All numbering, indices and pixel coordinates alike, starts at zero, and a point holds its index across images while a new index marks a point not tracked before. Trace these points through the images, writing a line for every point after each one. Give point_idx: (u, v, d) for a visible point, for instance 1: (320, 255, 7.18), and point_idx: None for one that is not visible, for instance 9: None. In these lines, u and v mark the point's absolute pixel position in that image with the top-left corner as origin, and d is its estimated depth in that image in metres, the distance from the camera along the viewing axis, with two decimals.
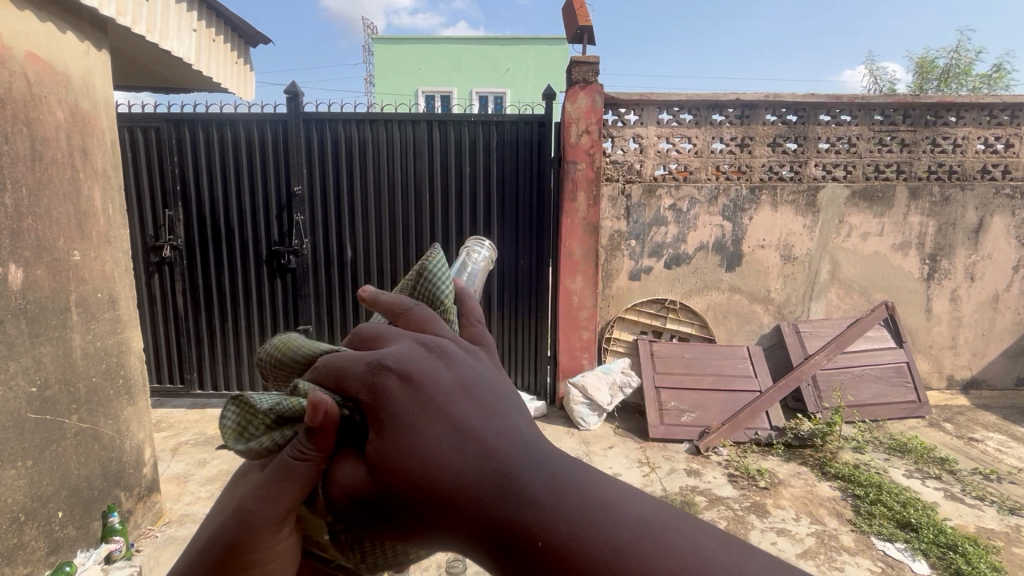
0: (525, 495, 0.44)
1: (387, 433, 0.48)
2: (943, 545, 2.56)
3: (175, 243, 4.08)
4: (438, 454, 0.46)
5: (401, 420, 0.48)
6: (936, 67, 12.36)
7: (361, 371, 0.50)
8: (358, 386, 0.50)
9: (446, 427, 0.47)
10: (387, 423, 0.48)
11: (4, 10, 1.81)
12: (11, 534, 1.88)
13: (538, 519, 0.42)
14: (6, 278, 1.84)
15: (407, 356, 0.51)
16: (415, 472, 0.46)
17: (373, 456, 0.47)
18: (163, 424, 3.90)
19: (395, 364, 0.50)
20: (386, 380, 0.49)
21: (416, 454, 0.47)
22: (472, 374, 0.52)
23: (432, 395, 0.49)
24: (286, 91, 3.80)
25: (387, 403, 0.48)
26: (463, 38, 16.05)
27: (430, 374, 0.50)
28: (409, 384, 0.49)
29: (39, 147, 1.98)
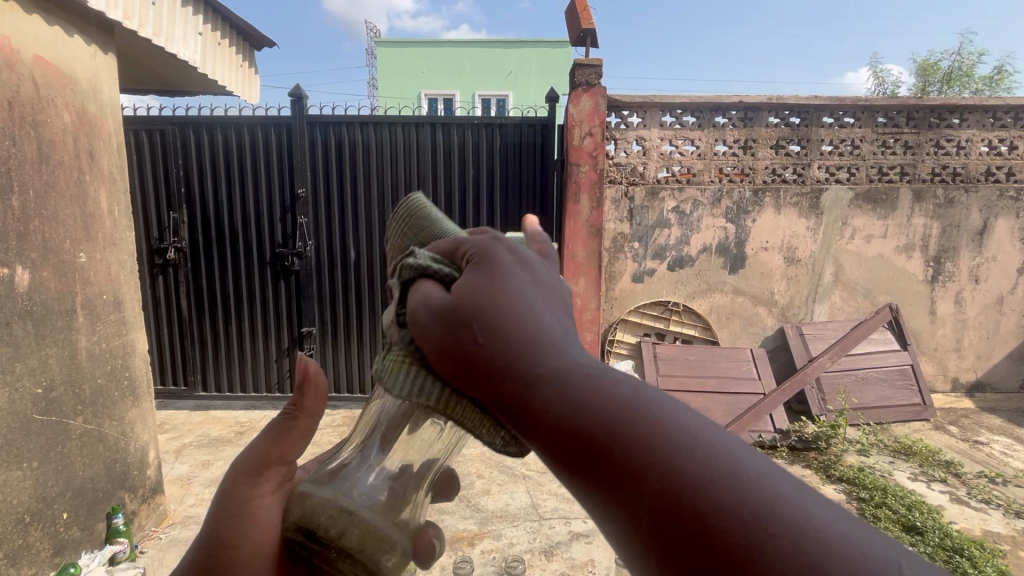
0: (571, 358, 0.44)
1: (476, 269, 0.52)
2: (949, 549, 2.54)
3: (180, 245, 4.09)
4: (514, 306, 0.48)
5: (501, 274, 0.51)
6: (938, 69, 12.35)
7: (482, 241, 0.56)
8: (473, 254, 0.54)
9: (532, 299, 0.49)
10: (488, 273, 0.51)
11: (13, 13, 1.83)
12: (17, 535, 1.88)
13: (569, 368, 0.43)
14: (13, 280, 1.85)
15: (518, 249, 0.55)
16: (481, 297, 0.48)
17: (462, 288, 0.50)
18: (167, 426, 3.91)
19: (497, 245, 0.55)
20: (497, 252, 0.54)
21: (495, 294, 0.49)
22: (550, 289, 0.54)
23: (529, 276, 0.52)
24: (291, 94, 3.83)
25: (482, 260, 0.53)
26: (465, 41, 16.12)
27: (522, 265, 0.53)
28: (515, 265, 0.52)
29: (47, 149, 1.99)
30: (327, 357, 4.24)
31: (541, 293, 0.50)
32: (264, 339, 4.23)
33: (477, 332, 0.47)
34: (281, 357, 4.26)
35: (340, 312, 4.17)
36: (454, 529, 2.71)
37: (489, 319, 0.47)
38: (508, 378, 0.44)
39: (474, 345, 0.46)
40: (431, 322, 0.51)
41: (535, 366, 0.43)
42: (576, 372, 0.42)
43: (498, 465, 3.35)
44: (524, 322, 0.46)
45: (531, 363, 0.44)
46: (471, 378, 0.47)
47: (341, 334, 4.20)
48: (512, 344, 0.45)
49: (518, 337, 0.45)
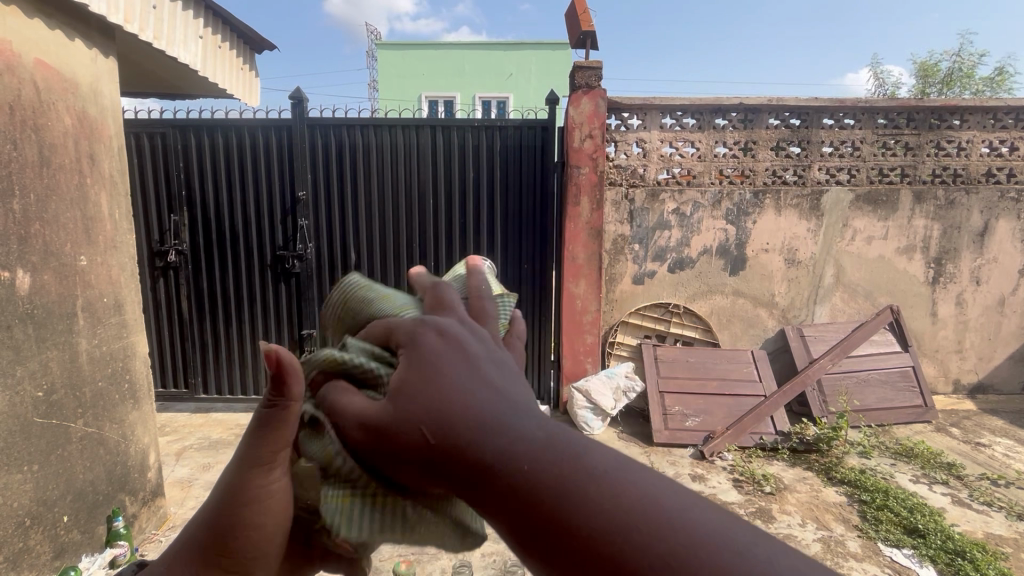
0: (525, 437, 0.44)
1: (411, 367, 0.49)
2: (951, 552, 2.53)
3: (180, 248, 4.10)
4: (456, 394, 0.46)
5: (435, 361, 0.49)
6: (938, 70, 12.34)
7: (412, 325, 0.54)
8: (407, 339, 0.52)
9: (472, 381, 0.48)
10: (418, 366, 0.49)
11: (14, 18, 1.83)
12: (17, 539, 1.88)
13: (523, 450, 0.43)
14: (14, 283, 1.85)
15: (449, 324, 0.53)
16: (429, 400, 0.46)
17: (398, 386, 0.48)
18: (168, 428, 3.91)
19: (434, 323, 0.53)
20: (425, 337, 0.52)
21: (431, 385, 0.47)
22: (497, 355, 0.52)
23: (465, 351, 0.50)
24: (292, 96, 3.83)
25: (419, 351, 0.51)
26: (466, 43, 16.14)
27: (462, 338, 0.52)
28: (449, 345, 0.51)
29: (47, 153, 2.00)
30: None
31: (483, 367, 0.49)
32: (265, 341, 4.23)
33: (424, 433, 0.45)
34: None
35: None
36: None
37: (433, 416, 0.46)
38: (459, 473, 0.44)
39: (424, 445, 0.46)
40: (374, 423, 0.50)
41: (484, 456, 0.43)
42: (521, 457, 0.42)
43: None
44: (465, 411, 0.45)
45: (479, 452, 0.43)
46: (428, 475, 0.47)
47: None
48: (460, 438, 0.44)
49: (463, 430, 0.44)
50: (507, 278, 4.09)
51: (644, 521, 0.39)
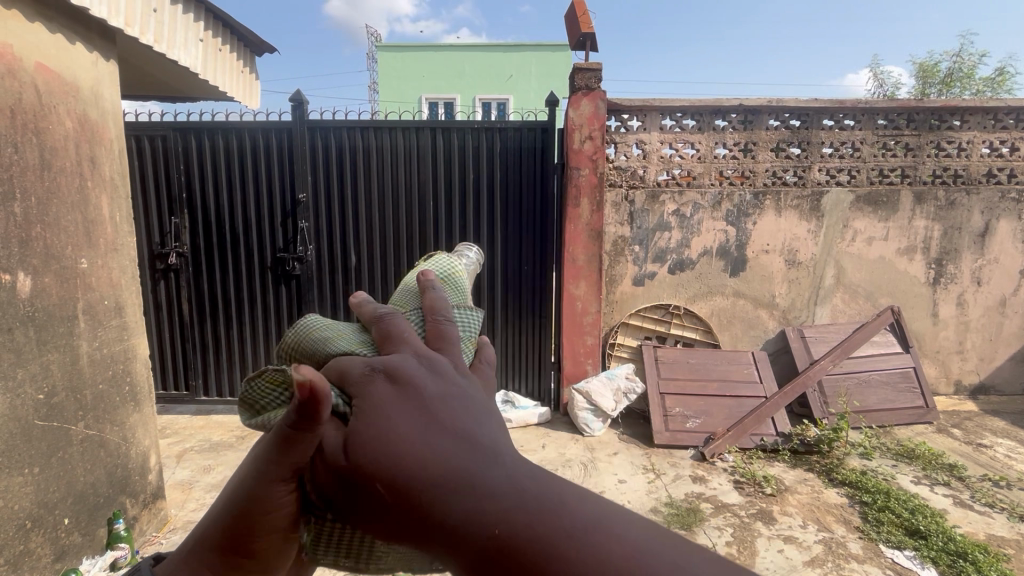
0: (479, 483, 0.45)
1: (364, 415, 0.51)
2: (953, 553, 2.52)
3: (181, 250, 4.11)
4: (411, 444, 0.48)
5: (388, 412, 0.51)
6: (938, 71, 12.34)
7: (364, 368, 0.55)
8: (359, 384, 0.54)
9: (421, 430, 0.49)
10: (370, 413, 0.51)
11: (16, 22, 1.84)
12: (18, 541, 1.88)
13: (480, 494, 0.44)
14: (16, 286, 1.86)
15: (404, 366, 0.55)
16: (383, 451, 0.48)
17: (353, 436, 0.50)
18: (168, 431, 3.92)
19: (383, 368, 0.54)
20: (376, 385, 0.53)
21: (385, 435, 0.49)
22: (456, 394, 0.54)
23: (418, 395, 0.52)
24: (292, 99, 3.84)
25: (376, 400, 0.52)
26: (466, 45, 16.17)
27: (417, 380, 0.54)
28: (401, 391, 0.52)
29: (48, 156, 2.00)
30: None
31: (436, 412, 0.50)
32: (265, 344, 4.24)
33: (380, 485, 0.47)
34: None
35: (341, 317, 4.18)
36: None
37: (389, 469, 0.47)
38: (418, 521, 0.45)
39: (382, 498, 0.46)
40: (333, 472, 0.51)
41: (439, 502, 0.44)
42: (474, 505, 0.43)
43: None
44: (419, 462, 0.47)
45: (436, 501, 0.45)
46: (388, 528, 0.47)
47: None
48: (409, 488, 0.46)
49: (413, 477, 0.46)
50: (507, 280, 4.09)
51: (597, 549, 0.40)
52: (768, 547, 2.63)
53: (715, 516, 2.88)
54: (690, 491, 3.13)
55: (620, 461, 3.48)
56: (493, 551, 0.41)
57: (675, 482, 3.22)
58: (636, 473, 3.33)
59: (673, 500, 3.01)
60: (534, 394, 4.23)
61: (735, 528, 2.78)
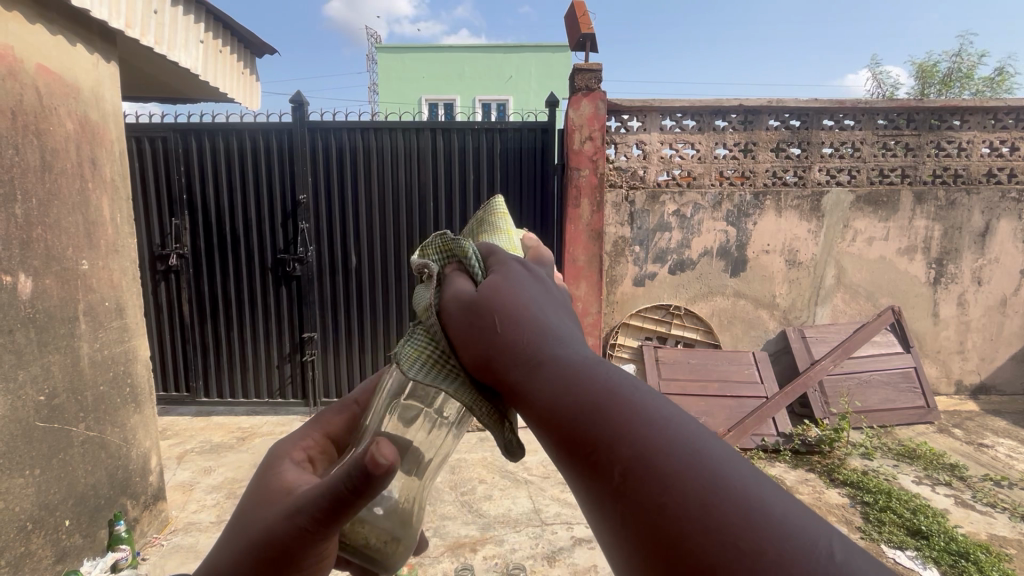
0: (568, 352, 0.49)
1: (501, 278, 0.57)
2: (954, 553, 2.52)
3: (181, 251, 4.11)
4: (525, 303, 0.54)
5: (521, 282, 0.57)
6: (937, 72, 12.36)
7: (513, 260, 0.62)
8: (504, 266, 0.61)
9: (547, 305, 0.55)
10: (508, 279, 0.57)
11: (17, 24, 1.84)
12: (18, 543, 1.88)
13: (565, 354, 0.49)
14: (17, 288, 1.86)
15: (536, 271, 0.62)
16: (503, 302, 0.54)
17: (489, 286, 0.56)
18: (169, 432, 3.91)
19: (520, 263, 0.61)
20: (515, 268, 0.60)
21: (511, 294, 0.55)
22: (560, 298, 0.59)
23: (550, 294, 0.58)
24: (292, 100, 3.84)
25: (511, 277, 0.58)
26: (466, 47, 16.19)
27: (542, 280, 0.60)
28: (538, 281, 0.59)
29: (49, 158, 2.00)
30: (329, 362, 4.24)
31: (556, 303, 0.56)
32: (266, 345, 4.24)
33: (495, 322, 0.52)
34: (283, 363, 4.27)
35: (342, 318, 4.18)
36: (457, 534, 2.71)
37: (504, 309, 0.53)
38: (512, 359, 0.50)
39: (490, 332, 0.52)
40: (458, 314, 0.57)
41: (540, 349, 0.49)
42: (568, 359, 0.48)
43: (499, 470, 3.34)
44: (531, 316, 0.52)
45: (538, 348, 0.49)
46: (482, 364, 0.53)
47: (342, 339, 4.20)
48: (523, 329, 0.51)
49: (529, 326, 0.51)
50: None
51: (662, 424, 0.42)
52: None
53: None
54: None
55: None
56: (559, 395, 0.45)
57: None
58: None
59: None
60: None
61: None
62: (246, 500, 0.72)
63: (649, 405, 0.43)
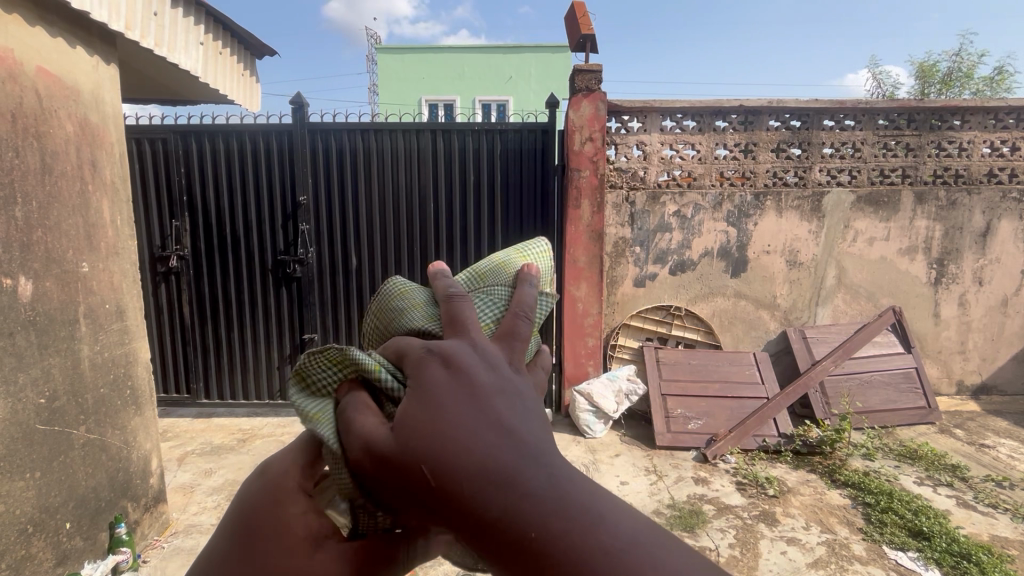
0: (521, 492, 0.44)
1: (418, 399, 0.50)
2: (956, 555, 2.52)
3: (182, 253, 4.11)
4: (459, 437, 0.47)
5: (441, 400, 0.49)
6: (937, 71, 12.35)
7: (421, 351, 0.54)
8: (418, 363, 0.53)
9: (474, 417, 0.48)
10: (426, 398, 0.50)
11: (17, 26, 1.84)
12: (19, 546, 1.88)
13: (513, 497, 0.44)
14: (17, 290, 1.86)
15: (457, 354, 0.53)
16: (432, 447, 0.47)
17: (401, 422, 0.50)
18: (169, 434, 3.91)
19: (440, 353, 0.53)
20: (431, 367, 0.52)
21: (437, 423, 0.48)
22: (503, 380, 0.52)
23: (485, 378, 0.52)
24: (293, 101, 3.84)
25: (430, 387, 0.51)
26: (466, 47, 16.19)
27: (470, 362, 0.52)
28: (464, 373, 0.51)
29: (49, 160, 2.00)
30: None
31: (494, 404, 0.49)
32: (266, 347, 4.23)
33: (424, 472, 0.47)
34: (284, 364, 4.27)
35: (343, 319, 4.18)
36: None
37: (434, 457, 0.46)
38: (458, 510, 0.45)
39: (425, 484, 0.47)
40: (381, 452, 0.50)
41: (487, 500, 0.44)
42: (521, 512, 0.43)
43: None
44: (466, 453, 0.46)
45: (481, 502, 0.44)
46: (428, 514, 0.48)
47: (343, 340, 4.20)
48: (455, 478, 0.45)
49: (467, 472, 0.45)
50: None
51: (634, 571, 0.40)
52: (771, 549, 2.62)
53: (718, 518, 2.87)
54: (692, 493, 3.11)
55: (623, 463, 3.47)
56: (524, 555, 0.42)
57: (678, 484, 3.21)
58: (638, 475, 3.32)
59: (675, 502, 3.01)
60: None
61: (739, 530, 2.76)
62: (249, 512, 0.64)
63: (622, 564, 0.40)
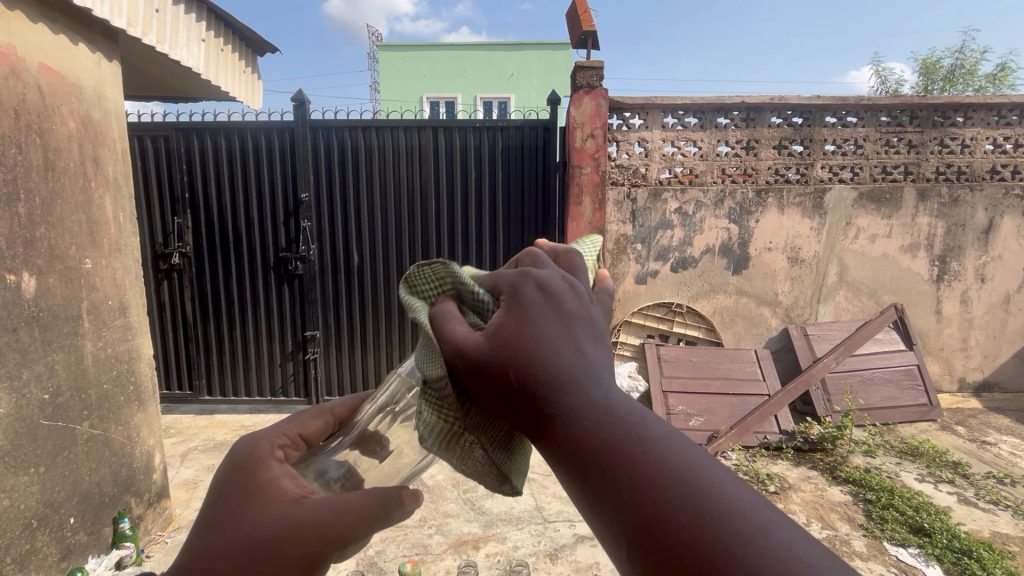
0: (583, 397, 0.53)
1: (509, 313, 0.58)
2: (957, 551, 2.52)
3: (184, 250, 4.12)
4: (539, 342, 0.55)
5: (535, 314, 0.57)
6: (941, 68, 12.29)
7: (513, 277, 0.62)
8: (513, 292, 0.60)
9: (565, 333, 0.57)
10: (522, 313, 0.58)
11: (20, 23, 1.85)
12: (24, 540, 1.89)
13: (580, 403, 0.53)
14: (20, 287, 1.86)
15: (548, 283, 0.61)
16: (516, 346, 0.55)
17: (499, 332, 0.57)
18: (172, 430, 3.93)
19: (530, 278, 0.61)
20: (526, 288, 0.60)
21: (524, 334, 0.56)
22: (580, 306, 0.60)
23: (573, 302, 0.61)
24: (294, 99, 3.85)
25: (522, 303, 0.58)
26: (467, 45, 16.17)
27: (552, 291, 0.60)
28: (557, 297, 0.60)
29: (52, 157, 2.01)
30: (331, 360, 4.25)
31: (580, 323, 0.58)
32: (268, 342, 4.25)
33: (509, 373, 0.54)
34: (286, 361, 4.28)
35: (344, 316, 4.19)
36: (459, 532, 2.72)
37: (516, 357, 0.55)
38: (536, 394, 0.54)
39: (505, 378, 0.55)
40: (472, 358, 0.57)
41: (562, 386, 0.54)
42: (589, 403, 0.53)
43: None
44: (545, 359, 0.54)
45: (553, 394, 0.54)
46: (504, 404, 0.56)
47: (344, 337, 4.21)
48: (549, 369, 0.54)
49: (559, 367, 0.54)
50: None
51: (668, 475, 0.48)
52: None
53: None
54: None
55: None
56: (582, 445, 0.51)
57: None
58: None
59: None
60: None
61: None
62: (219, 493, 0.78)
63: (647, 448, 0.50)
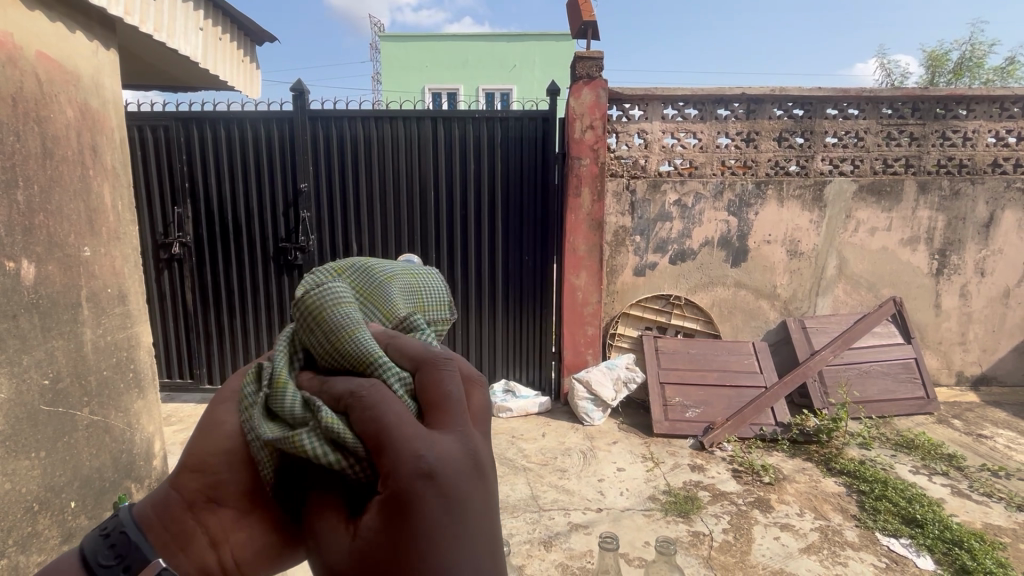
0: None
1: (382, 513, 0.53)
2: (949, 541, 2.54)
3: (184, 240, 4.14)
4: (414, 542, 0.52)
5: (409, 510, 0.52)
6: (947, 60, 12.16)
7: (388, 466, 0.53)
8: (394, 481, 0.52)
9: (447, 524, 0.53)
10: (394, 511, 0.52)
11: (16, 10, 1.85)
12: (25, 523, 1.92)
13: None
14: (20, 274, 1.88)
15: (431, 462, 0.53)
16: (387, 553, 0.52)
17: (370, 535, 0.53)
18: (173, 418, 3.97)
19: (420, 460, 0.53)
20: (407, 477, 0.52)
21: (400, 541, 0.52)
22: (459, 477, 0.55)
23: (464, 468, 0.56)
24: (293, 89, 3.84)
25: (404, 495, 0.52)
26: (470, 36, 16.08)
27: (439, 465, 0.54)
28: (442, 483, 0.53)
29: (50, 145, 2.02)
30: None
31: (449, 500, 0.53)
32: (268, 332, 4.27)
33: None
34: None
35: None
36: None
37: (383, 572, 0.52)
38: None
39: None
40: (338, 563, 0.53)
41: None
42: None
43: (499, 457, 3.38)
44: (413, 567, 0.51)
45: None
46: None
47: None
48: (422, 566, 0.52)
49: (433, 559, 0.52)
50: (508, 270, 4.11)
51: None
52: (765, 535, 2.65)
53: (712, 504, 2.90)
54: (688, 480, 3.14)
55: (620, 450, 3.49)
56: None
57: (674, 471, 3.24)
58: (635, 461, 3.35)
59: (671, 488, 3.04)
60: (534, 383, 4.29)
61: (733, 516, 2.79)
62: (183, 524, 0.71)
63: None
